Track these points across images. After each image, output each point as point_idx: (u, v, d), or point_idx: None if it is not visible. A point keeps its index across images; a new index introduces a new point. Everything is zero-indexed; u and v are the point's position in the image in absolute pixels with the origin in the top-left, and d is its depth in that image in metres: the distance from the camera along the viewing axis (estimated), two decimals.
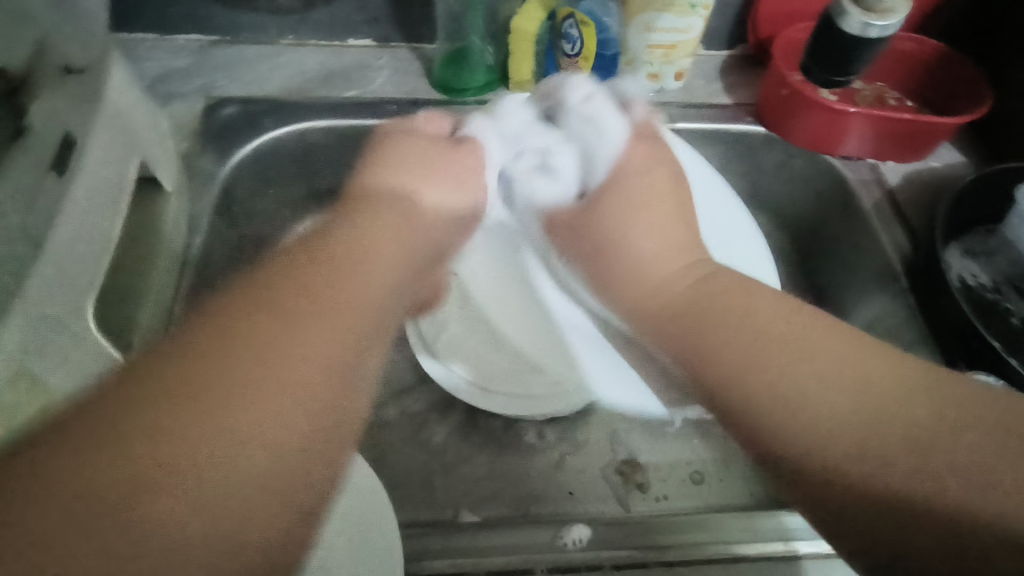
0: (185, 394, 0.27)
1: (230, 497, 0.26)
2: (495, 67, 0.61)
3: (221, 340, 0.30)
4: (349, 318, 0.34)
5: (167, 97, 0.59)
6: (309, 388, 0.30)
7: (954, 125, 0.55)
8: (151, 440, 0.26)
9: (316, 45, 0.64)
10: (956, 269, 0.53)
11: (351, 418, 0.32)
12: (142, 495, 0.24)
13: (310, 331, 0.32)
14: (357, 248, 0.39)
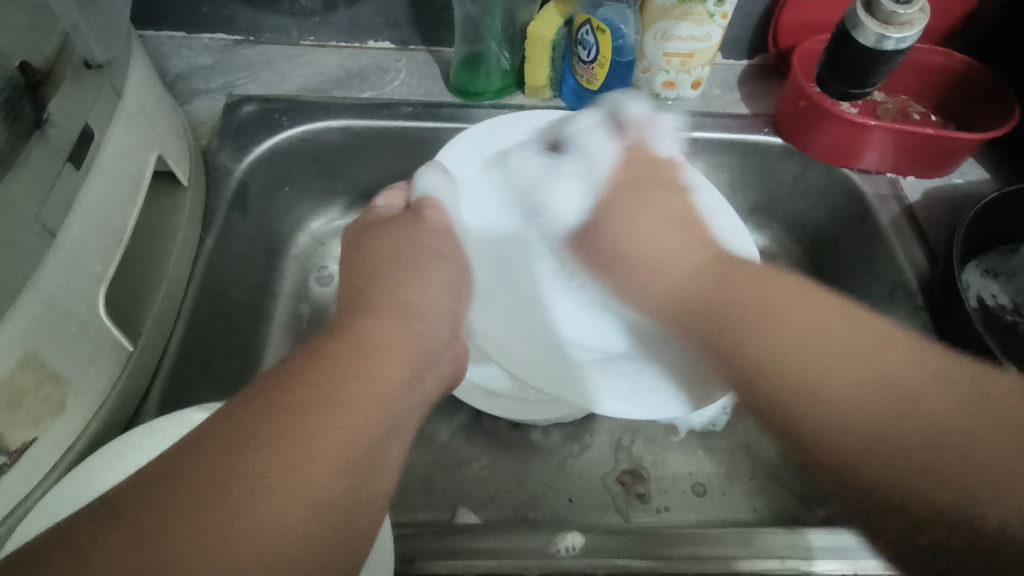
0: (252, 447, 0.27)
1: (294, 541, 0.26)
2: (512, 71, 0.62)
3: (276, 403, 0.29)
4: (388, 389, 0.33)
5: (189, 94, 0.60)
6: (351, 443, 0.29)
7: (978, 141, 0.54)
8: (216, 494, 0.25)
9: (336, 46, 0.65)
10: (974, 289, 0.52)
11: (387, 474, 0.31)
12: (219, 536, 0.24)
13: (356, 399, 0.31)
14: (387, 326, 0.37)
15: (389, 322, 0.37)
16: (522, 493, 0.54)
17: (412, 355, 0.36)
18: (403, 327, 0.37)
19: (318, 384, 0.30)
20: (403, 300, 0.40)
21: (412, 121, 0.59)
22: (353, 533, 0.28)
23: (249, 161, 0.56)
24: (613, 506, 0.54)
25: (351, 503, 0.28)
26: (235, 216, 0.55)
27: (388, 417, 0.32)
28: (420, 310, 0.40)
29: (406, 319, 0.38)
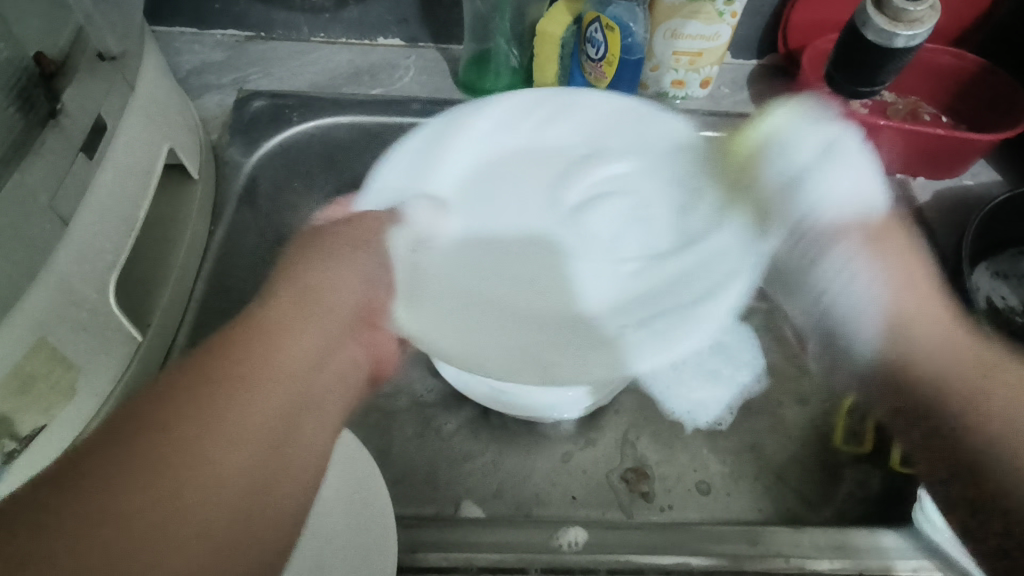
0: (145, 437, 0.25)
1: (199, 531, 0.25)
2: (521, 69, 0.62)
3: (179, 392, 0.28)
4: (297, 368, 0.32)
5: (201, 89, 0.61)
6: (252, 425, 0.28)
7: (989, 141, 0.53)
8: (139, 486, 0.24)
9: (347, 43, 0.65)
10: (983, 290, 0.51)
11: (312, 450, 0.31)
12: (124, 534, 0.23)
13: (223, 381, 0.29)
14: (313, 326, 0.36)
15: (304, 309, 0.37)
16: (525, 489, 0.54)
17: (322, 346, 0.35)
18: (312, 318, 0.36)
19: (217, 368, 0.29)
20: (321, 293, 0.39)
21: (421, 118, 0.60)
22: (273, 523, 0.27)
23: (259, 154, 0.57)
24: (616, 504, 0.53)
25: (271, 487, 0.28)
26: (244, 209, 0.55)
27: (296, 398, 0.31)
28: (330, 297, 0.39)
29: (307, 308, 0.37)
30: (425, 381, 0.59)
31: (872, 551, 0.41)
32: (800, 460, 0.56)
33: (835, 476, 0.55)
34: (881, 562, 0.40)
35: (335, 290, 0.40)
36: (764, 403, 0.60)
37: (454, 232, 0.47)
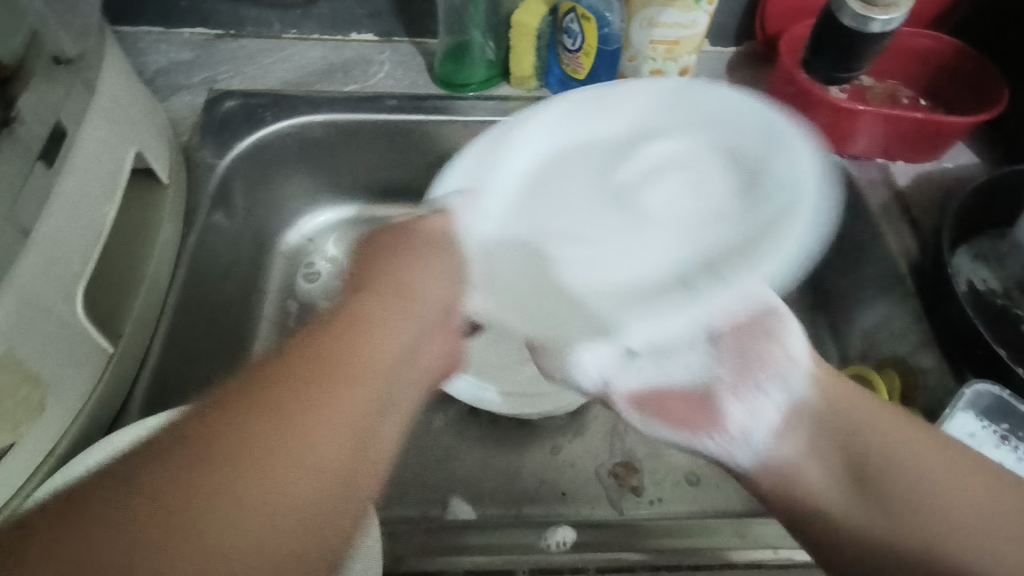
0: (232, 461, 0.24)
1: (269, 546, 0.23)
2: (497, 62, 0.61)
3: (241, 415, 0.25)
4: (383, 442, 0.29)
5: (170, 89, 0.59)
6: (329, 457, 0.26)
7: (965, 124, 0.53)
8: (218, 479, 0.23)
9: (320, 39, 0.64)
10: (964, 273, 0.51)
11: (372, 472, 0.28)
12: (224, 517, 0.23)
13: (322, 383, 0.28)
14: (375, 313, 0.33)
15: (348, 313, 0.32)
16: (514, 488, 0.53)
17: (408, 341, 0.33)
18: (382, 325, 0.32)
19: (294, 380, 0.27)
20: (408, 283, 0.36)
21: (397, 114, 0.59)
22: (337, 531, 0.25)
23: (232, 155, 0.56)
24: (606, 499, 0.53)
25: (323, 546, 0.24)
26: (218, 211, 0.54)
27: (370, 411, 0.28)
28: (410, 293, 0.36)
29: (403, 306, 0.35)
30: None
31: None
32: None
33: None
34: None
35: (422, 283, 0.37)
36: None
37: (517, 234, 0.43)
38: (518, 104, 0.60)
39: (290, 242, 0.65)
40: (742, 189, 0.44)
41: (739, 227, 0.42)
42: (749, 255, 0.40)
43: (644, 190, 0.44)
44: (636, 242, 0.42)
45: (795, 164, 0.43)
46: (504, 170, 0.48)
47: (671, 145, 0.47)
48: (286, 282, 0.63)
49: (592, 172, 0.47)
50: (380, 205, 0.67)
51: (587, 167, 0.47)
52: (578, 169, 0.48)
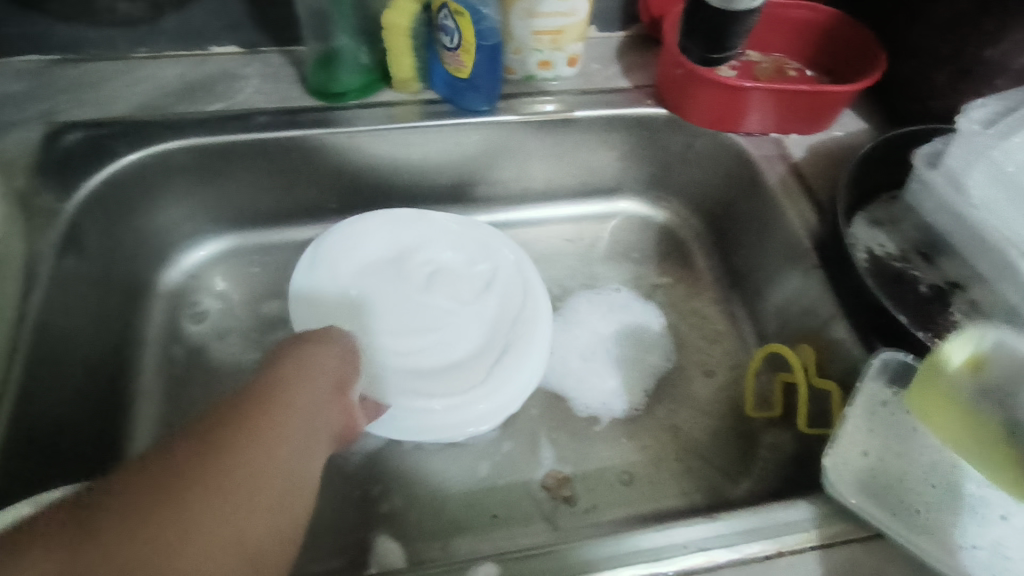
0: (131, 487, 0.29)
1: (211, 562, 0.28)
2: (372, 66, 0.57)
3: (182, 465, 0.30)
4: (278, 478, 0.33)
5: (0, 126, 0.52)
6: (266, 474, 0.32)
7: (848, 93, 0.54)
8: (156, 522, 0.28)
9: (175, 56, 0.58)
10: (861, 241, 0.52)
11: (303, 494, 0.34)
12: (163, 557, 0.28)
13: (235, 441, 0.32)
14: (261, 415, 0.35)
15: (198, 441, 0.32)
16: (441, 518, 0.50)
17: (307, 443, 0.36)
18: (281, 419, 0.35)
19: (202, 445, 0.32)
20: (288, 401, 0.36)
21: (269, 132, 0.54)
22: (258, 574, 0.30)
23: (81, 194, 0.49)
24: (539, 515, 0.51)
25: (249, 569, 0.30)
26: (68, 261, 0.48)
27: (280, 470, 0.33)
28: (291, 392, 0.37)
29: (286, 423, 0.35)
30: None
31: (786, 527, 0.40)
32: (717, 434, 0.56)
33: (751, 443, 0.55)
34: (799, 535, 0.39)
35: (316, 368, 0.40)
36: (675, 380, 0.59)
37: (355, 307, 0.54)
38: (403, 110, 0.57)
39: (170, 280, 0.59)
40: (480, 293, 0.56)
41: (490, 331, 0.54)
42: (494, 363, 0.52)
43: (425, 295, 0.55)
44: (445, 327, 0.54)
45: (527, 292, 0.56)
46: (338, 283, 0.55)
47: (442, 257, 0.58)
48: (169, 327, 0.57)
49: (375, 269, 0.56)
50: (271, 231, 0.62)
51: (382, 245, 0.58)
52: (374, 288, 0.55)
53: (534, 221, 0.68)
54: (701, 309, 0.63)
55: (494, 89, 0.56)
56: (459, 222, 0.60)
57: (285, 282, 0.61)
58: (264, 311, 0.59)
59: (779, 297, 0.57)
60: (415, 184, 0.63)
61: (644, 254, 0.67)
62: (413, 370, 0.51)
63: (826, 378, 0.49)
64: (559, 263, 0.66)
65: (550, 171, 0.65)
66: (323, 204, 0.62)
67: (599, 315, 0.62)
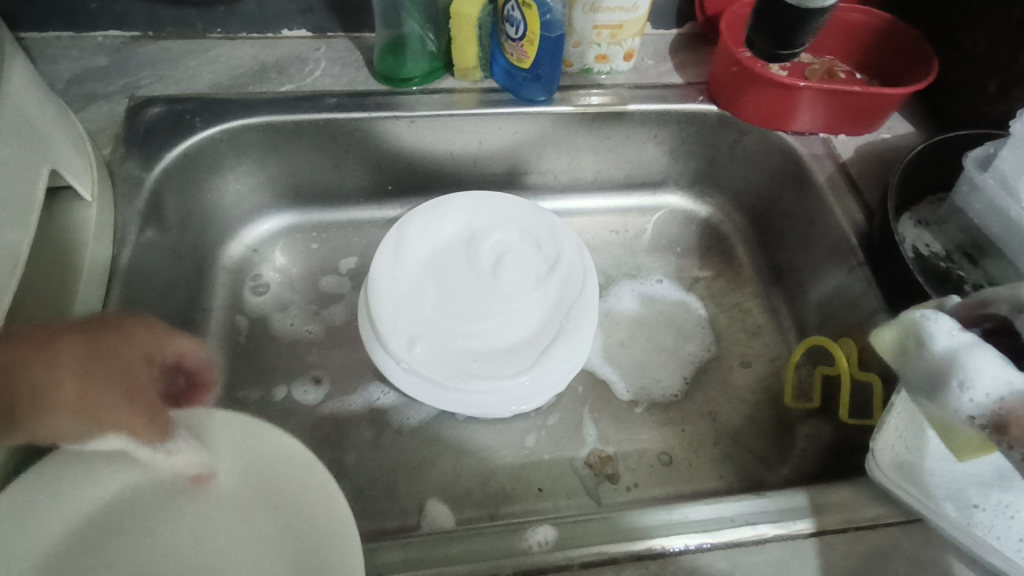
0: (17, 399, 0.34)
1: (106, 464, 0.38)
2: (439, 54, 0.59)
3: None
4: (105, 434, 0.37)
5: (86, 98, 0.55)
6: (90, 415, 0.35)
7: (900, 95, 0.55)
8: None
9: (248, 38, 0.61)
10: (908, 240, 0.53)
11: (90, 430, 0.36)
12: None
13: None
14: (68, 350, 0.36)
15: (73, 348, 0.36)
16: (489, 487, 0.52)
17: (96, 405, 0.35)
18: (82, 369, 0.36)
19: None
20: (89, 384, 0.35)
21: (336, 113, 0.56)
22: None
23: (163, 165, 0.52)
24: (582, 490, 0.53)
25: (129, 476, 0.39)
26: (149, 229, 0.50)
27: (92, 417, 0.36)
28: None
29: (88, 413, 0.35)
30: (376, 386, 0.56)
31: (829, 507, 0.41)
32: (755, 422, 0.57)
33: (789, 432, 0.56)
34: (841, 516, 0.41)
35: (133, 348, 0.38)
36: (716, 370, 0.61)
37: (419, 284, 0.57)
38: (463, 97, 0.59)
39: (233, 254, 0.61)
40: (542, 278, 0.58)
41: (548, 316, 0.56)
42: (545, 347, 0.54)
43: (491, 278, 0.58)
44: (509, 310, 0.56)
45: (585, 282, 0.58)
46: (414, 259, 0.58)
47: (508, 242, 0.60)
48: (232, 296, 0.59)
49: (447, 252, 0.59)
50: (329, 210, 0.65)
51: (453, 226, 0.60)
52: (446, 268, 0.58)
53: (579, 211, 0.70)
54: (741, 303, 0.65)
55: (553, 80, 0.58)
56: (531, 210, 0.62)
57: (342, 259, 0.63)
58: (321, 286, 0.62)
59: (822, 292, 0.58)
60: (469, 171, 0.65)
61: (686, 247, 0.68)
62: (468, 348, 0.54)
63: (868, 371, 0.51)
64: (603, 253, 0.68)
65: (598, 163, 0.67)
66: (379, 186, 0.64)
67: (642, 305, 0.64)
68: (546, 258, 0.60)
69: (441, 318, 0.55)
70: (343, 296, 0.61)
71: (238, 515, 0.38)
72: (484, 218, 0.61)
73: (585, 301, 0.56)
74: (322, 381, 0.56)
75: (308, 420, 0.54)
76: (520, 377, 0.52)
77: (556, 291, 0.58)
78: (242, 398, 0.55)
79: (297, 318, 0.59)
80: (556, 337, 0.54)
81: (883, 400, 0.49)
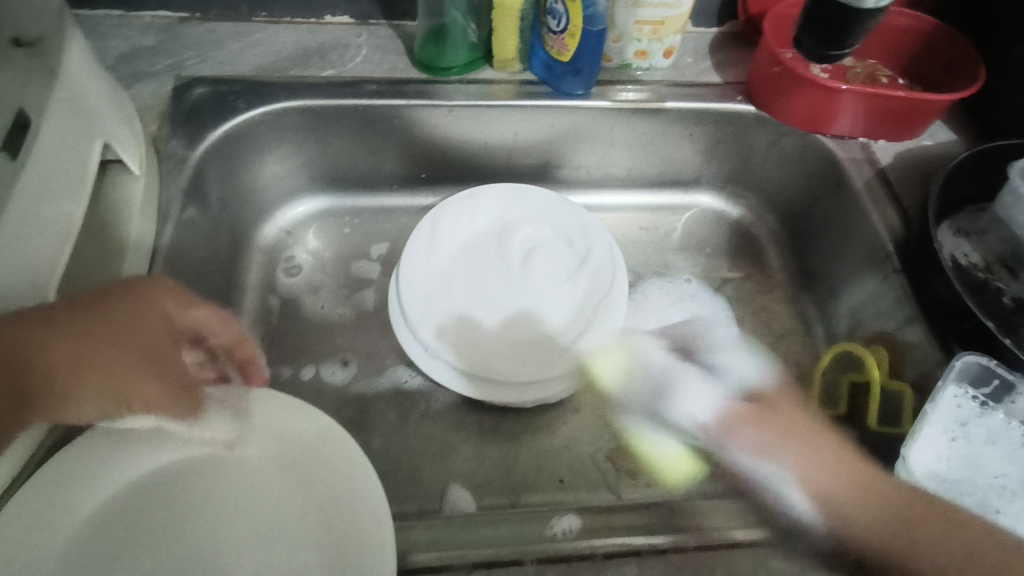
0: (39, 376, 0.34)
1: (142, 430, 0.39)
2: (479, 44, 0.59)
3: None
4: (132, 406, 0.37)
5: (134, 76, 0.56)
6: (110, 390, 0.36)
7: (945, 102, 0.54)
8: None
9: (292, 22, 0.62)
10: (947, 248, 0.52)
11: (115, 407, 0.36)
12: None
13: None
14: (85, 328, 0.35)
15: (95, 324, 0.36)
16: (511, 476, 0.53)
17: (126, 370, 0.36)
18: (108, 339, 0.36)
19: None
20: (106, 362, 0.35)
21: (376, 99, 0.57)
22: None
23: (206, 144, 0.53)
24: (603, 484, 0.53)
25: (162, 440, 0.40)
26: (191, 206, 0.51)
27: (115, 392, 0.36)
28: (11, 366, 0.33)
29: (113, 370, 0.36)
30: (403, 371, 0.57)
31: None
32: None
33: None
34: None
35: (150, 323, 0.38)
36: None
37: (449, 274, 0.57)
38: (500, 88, 0.60)
39: (268, 235, 0.62)
40: (571, 274, 0.59)
41: (575, 312, 0.56)
42: (571, 343, 0.55)
43: (521, 272, 0.58)
44: (537, 304, 0.57)
45: (614, 279, 0.58)
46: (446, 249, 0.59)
47: (539, 236, 0.61)
48: (266, 276, 0.60)
49: (476, 244, 0.60)
50: (362, 195, 0.65)
51: (484, 217, 0.61)
52: (476, 260, 0.59)
53: (609, 206, 0.70)
54: (770, 306, 0.64)
55: (592, 74, 0.58)
56: (563, 204, 0.62)
57: (373, 244, 0.64)
58: (352, 270, 0.62)
59: (854, 298, 0.58)
60: (502, 162, 0.66)
61: (716, 248, 0.68)
62: (495, 339, 0.54)
63: (899, 379, 0.50)
64: (632, 250, 0.68)
65: (632, 159, 0.67)
66: (413, 173, 0.65)
67: (669, 304, 0.64)
68: (576, 254, 0.60)
69: (470, 308, 0.56)
70: (374, 281, 0.62)
71: (270, 481, 0.41)
72: (516, 210, 0.62)
73: (613, 299, 0.56)
74: (351, 363, 0.57)
75: (336, 401, 0.55)
76: (545, 371, 0.53)
77: (585, 287, 0.58)
78: (272, 376, 0.56)
79: (328, 300, 0.60)
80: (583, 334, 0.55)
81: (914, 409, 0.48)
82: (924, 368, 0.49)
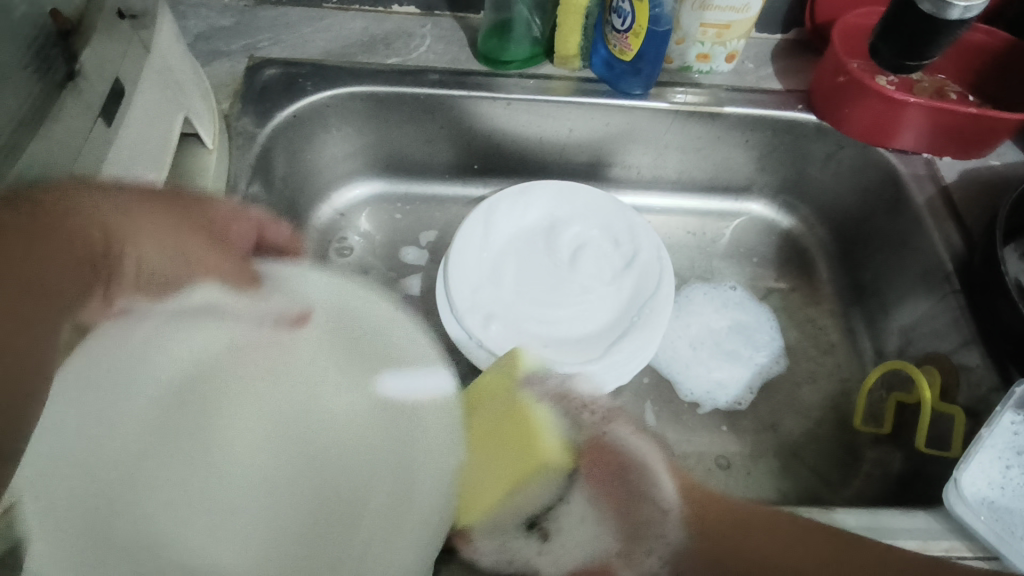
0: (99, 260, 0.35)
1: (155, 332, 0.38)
2: (542, 39, 0.60)
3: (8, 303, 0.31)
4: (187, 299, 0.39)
5: (209, 54, 0.58)
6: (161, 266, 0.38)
7: (1018, 122, 0.53)
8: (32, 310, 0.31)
9: (361, 10, 0.63)
10: (1010, 271, 0.51)
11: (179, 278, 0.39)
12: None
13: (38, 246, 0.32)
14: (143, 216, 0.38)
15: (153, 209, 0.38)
16: None
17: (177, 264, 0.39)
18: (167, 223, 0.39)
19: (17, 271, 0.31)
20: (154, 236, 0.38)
21: (438, 89, 0.58)
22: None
23: (274, 123, 0.55)
24: None
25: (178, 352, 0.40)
26: (256, 183, 0.53)
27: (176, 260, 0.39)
28: (73, 230, 0.34)
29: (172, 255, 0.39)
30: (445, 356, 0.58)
31: (904, 532, 0.40)
32: (820, 440, 0.56)
33: (855, 456, 0.55)
34: (915, 543, 0.39)
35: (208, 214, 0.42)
36: (783, 383, 0.60)
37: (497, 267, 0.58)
38: (559, 84, 0.60)
39: (323, 216, 0.64)
40: (617, 274, 0.59)
41: (620, 312, 0.57)
42: (614, 341, 0.55)
43: (568, 269, 0.59)
44: (581, 301, 0.57)
45: (661, 282, 0.58)
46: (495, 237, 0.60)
47: (589, 234, 0.61)
48: (319, 255, 0.62)
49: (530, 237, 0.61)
50: (415, 183, 0.67)
51: (537, 209, 0.62)
52: (525, 250, 0.60)
53: (657, 208, 0.70)
54: (816, 319, 0.63)
55: (653, 74, 0.58)
56: (613, 206, 0.62)
57: (423, 231, 0.66)
58: (401, 254, 0.64)
59: (906, 317, 0.56)
60: (554, 158, 0.66)
61: (764, 257, 0.67)
62: (537, 332, 0.55)
63: (951, 401, 0.49)
64: (678, 253, 0.68)
65: (684, 162, 0.66)
66: (466, 164, 0.66)
67: (712, 310, 0.64)
68: (625, 253, 0.60)
69: (514, 301, 0.57)
70: (422, 267, 0.63)
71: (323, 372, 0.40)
72: (567, 206, 0.62)
73: (659, 300, 0.56)
74: None
75: None
76: (587, 368, 0.53)
77: (631, 289, 0.58)
78: None
79: (377, 283, 0.62)
80: (626, 334, 0.55)
81: (965, 434, 0.47)
82: (978, 392, 0.47)
